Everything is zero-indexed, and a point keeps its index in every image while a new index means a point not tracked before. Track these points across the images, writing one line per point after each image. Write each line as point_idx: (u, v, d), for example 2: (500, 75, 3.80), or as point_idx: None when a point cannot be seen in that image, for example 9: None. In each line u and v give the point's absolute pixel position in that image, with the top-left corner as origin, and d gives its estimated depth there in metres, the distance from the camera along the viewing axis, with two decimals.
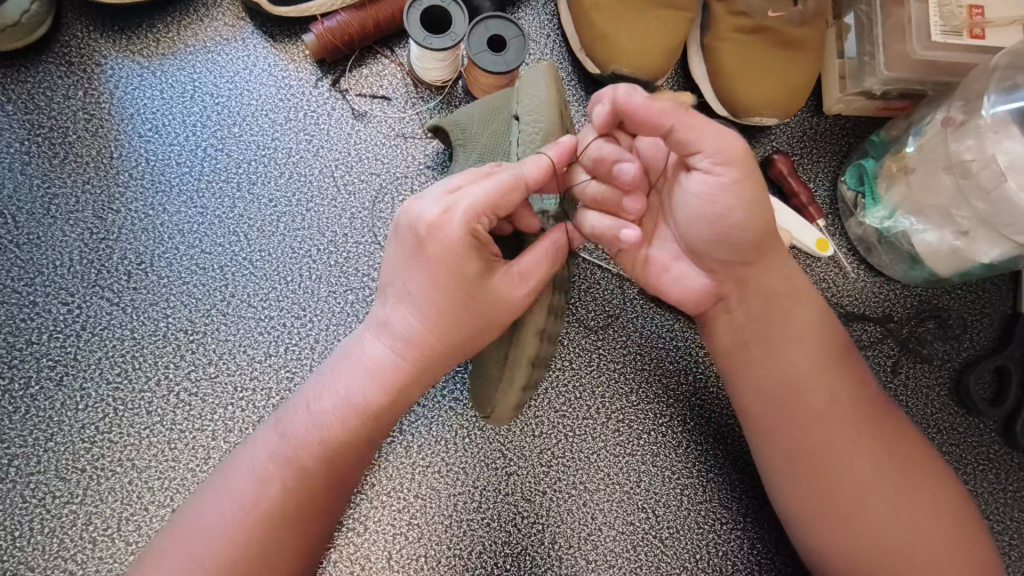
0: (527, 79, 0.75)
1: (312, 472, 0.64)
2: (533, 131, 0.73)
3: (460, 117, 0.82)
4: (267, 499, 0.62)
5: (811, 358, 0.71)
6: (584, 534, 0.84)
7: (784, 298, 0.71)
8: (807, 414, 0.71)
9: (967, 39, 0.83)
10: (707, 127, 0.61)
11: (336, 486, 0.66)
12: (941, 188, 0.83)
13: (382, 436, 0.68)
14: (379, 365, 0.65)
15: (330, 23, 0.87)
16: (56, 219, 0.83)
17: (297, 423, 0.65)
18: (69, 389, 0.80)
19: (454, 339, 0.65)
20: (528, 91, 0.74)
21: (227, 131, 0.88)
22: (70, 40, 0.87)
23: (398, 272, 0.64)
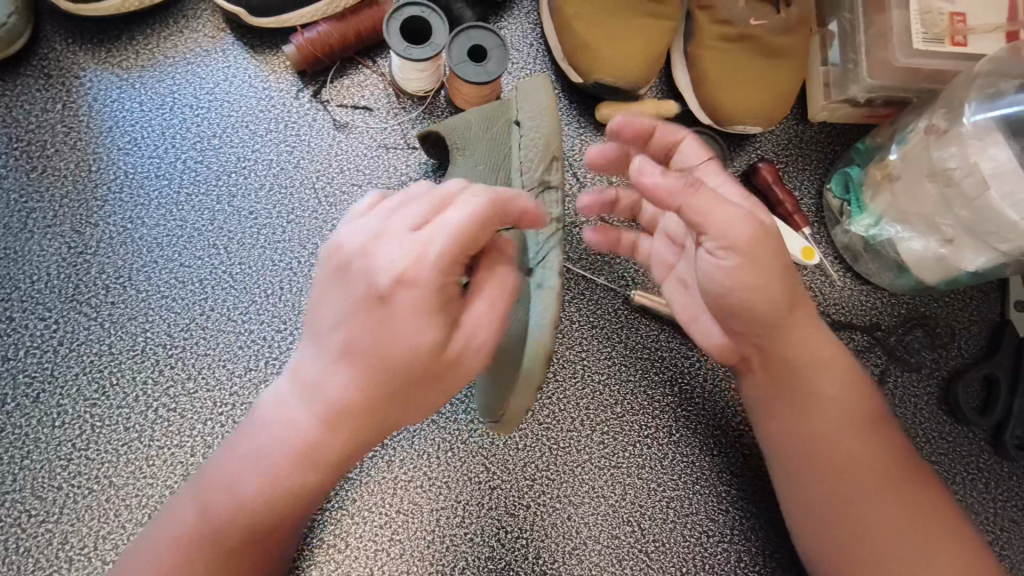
0: (525, 87, 0.77)
1: (262, 514, 0.62)
2: (538, 136, 0.75)
3: (452, 126, 0.80)
4: (189, 558, 0.62)
5: (837, 411, 0.72)
6: (568, 548, 0.83)
7: (812, 357, 0.71)
8: (833, 465, 0.71)
9: (950, 45, 0.83)
10: (716, 210, 0.63)
11: (269, 542, 0.65)
12: (925, 196, 0.82)
13: (332, 479, 0.64)
14: (306, 426, 0.61)
15: (310, 34, 0.87)
16: (33, 234, 0.83)
17: (216, 491, 0.63)
18: (46, 405, 0.79)
19: (387, 410, 0.61)
20: (529, 98, 0.76)
21: (206, 143, 0.87)
22: (49, 53, 0.87)
23: (341, 318, 0.59)
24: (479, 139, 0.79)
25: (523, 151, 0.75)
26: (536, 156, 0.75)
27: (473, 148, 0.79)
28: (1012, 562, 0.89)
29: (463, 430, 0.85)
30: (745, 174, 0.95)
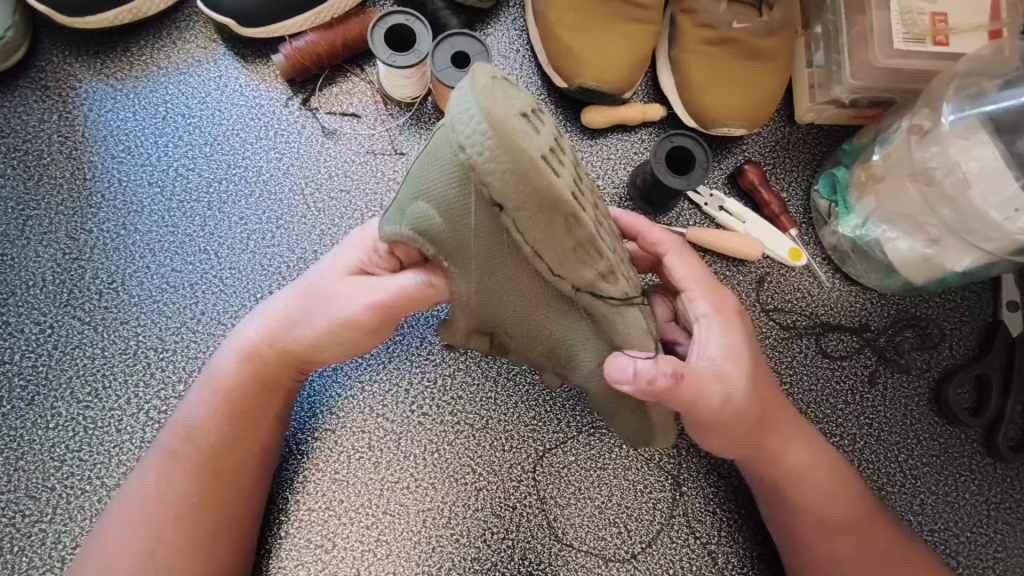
0: (488, 147, 0.55)
1: (200, 446, 0.71)
2: (535, 213, 0.58)
3: (414, 221, 0.64)
4: (168, 493, 0.69)
5: (817, 480, 0.77)
6: (555, 549, 0.83)
7: (788, 451, 0.76)
8: (803, 498, 0.77)
9: (931, 45, 0.84)
10: (729, 334, 0.71)
11: (231, 475, 0.72)
12: (908, 196, 0.82)
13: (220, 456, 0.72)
14: (248, 340, 0.74)
15: (298, 43, 0.88)
16: (29, 241, 0.85)
17: (177, 436, 0.72)
18: (40, 408, 0.81)
19: (206, 442, 0.72)
20: (493, 160, 0.55)
21: (197, 151, 0.89)
22: (46, 65, 0.89)
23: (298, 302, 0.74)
24: (455, 224, 0.62)
25: (526, 235, 0.59)
26: (549, 237, 0.59)
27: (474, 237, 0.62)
28: (1006, 565, 0.87)
29: (450, 431, 0.85)
30: (732, 176, 0.96)
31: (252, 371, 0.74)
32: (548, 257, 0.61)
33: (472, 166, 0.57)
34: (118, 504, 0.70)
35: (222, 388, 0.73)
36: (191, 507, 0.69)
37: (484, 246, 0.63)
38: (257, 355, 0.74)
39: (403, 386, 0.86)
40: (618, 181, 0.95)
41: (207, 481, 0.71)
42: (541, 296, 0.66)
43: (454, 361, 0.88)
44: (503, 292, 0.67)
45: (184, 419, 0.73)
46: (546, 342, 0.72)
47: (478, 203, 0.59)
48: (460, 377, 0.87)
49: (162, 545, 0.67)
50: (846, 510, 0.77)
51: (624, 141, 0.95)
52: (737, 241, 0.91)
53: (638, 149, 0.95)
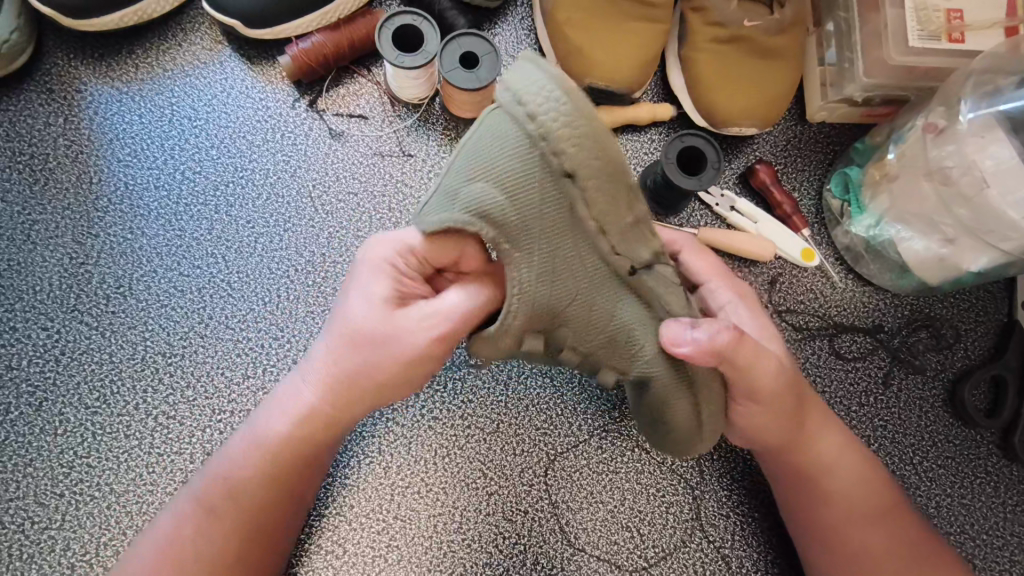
0: (562, 115, 0.58)
1: (231, 484, 0.71)
2: (603, 180, 0.60)
3: (471, 202, 0.62)
4: (192, 530, 0.69)
5: (850, 473, 0.76)
6: (567, 554, 0.82)
7: (819, 442, 0.76)
8: (836, 492, 0.76)
9: (946, 42, 0.82)
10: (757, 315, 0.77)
11: (258, 513, 0.71)
12: (923, 195, 0.81)
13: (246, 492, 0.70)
14: (305, 402, 0.72)
15: (304, 44, 0.88)
16: (36, 245, 0.84)
17: (208, 477, 0.72)
18: (48, 414, 0.80)
19: (230, 479, 0.71)
20: (567, 126, 0.58)
21: (205, 154, 0.89)
22: (51, 68, 0.88)
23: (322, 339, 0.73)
24: (517, 201, 0.62)
25: (592, 207, 0.61)
26: (613, 210, 0.62)
27: (533, 220, 0.63)
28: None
29: (460, 435, 0.85)
30: (742, 176, 0.95)
31: (300, 437, 0.71)
32: (612, 236, 0.63)
33: (543, 135, 0.59)
34: (147, 537, 0.70)
35: (266, 445, 0.71)
36: (227, 562, 0.69)
37: (549, 223, 0.63)
38: (309, 420, 0.71)
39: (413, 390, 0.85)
40: None
41: (244, 537, 0.70)
42: (597, 279, 0.66)
43: (463, 364, 0.87)
44: (561, 277, 0.66)
45: (221, 473, 0.71)
46: (603, 334, 0.69)
47: (544, 176, 0.61)
48: (471, 381, 0.86)
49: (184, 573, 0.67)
50: (878, 504, 0.76)
51: (633, 141, 0.94)
52: (748, 241, 0.90)
53: (648, 149, 0.94)
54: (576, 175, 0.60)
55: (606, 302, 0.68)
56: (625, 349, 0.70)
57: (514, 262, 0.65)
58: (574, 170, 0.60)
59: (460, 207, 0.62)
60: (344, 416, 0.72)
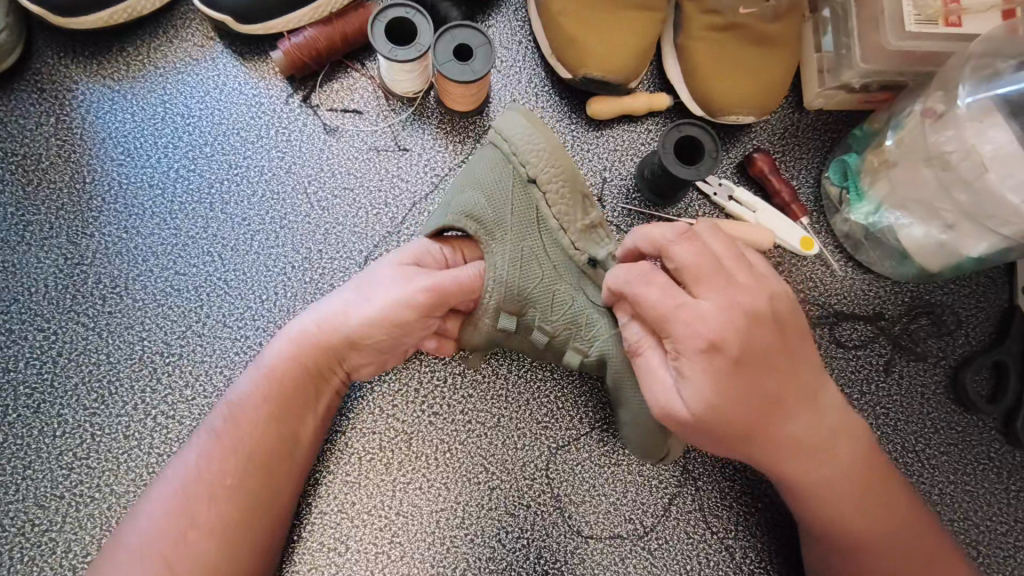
0: (529, 137, 0.76)
1: (248, 437, 0.69)
2: (563, 186, 0.76)
3: (458, 206, 0.75)
4: (206, 479, 0.67)
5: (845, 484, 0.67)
6: (570, 547, 0.82)
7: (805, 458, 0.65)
8: (826, 504, 0.69)
9: (943, 26, 0.81)
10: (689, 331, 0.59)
11: (265, 477, 0.69)
12: (922, 181, 0.81)
13: (258, 451, 0.69)
14: (317, 336, 0.73)
15: (296, 39, 0.87)
16: (30, 246, 0.84)
17: (225, 423, 0.70)
18: (46, 416, 0.80)
19: (243, 434, 0.69)
20: (534, 145, 0.76)
21: (198, 151, 0.88)
22: (41, 67, 0.88)
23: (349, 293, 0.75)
24: (496, 199, 0.75)
25: (552, 207, 0.76)
26: (571, 212, 0.76)
27: (506, 219, 0.75)
28: None
29: (461, 430, 0.84)
30: (740, 165, 0.94)
31: (307, 365, 0.73)
32: (573, 233, 0.76)
33: (514, 154, 0.76)
34: (156, 494, 0.67)
35: (271, 375, 0.72)
36: (232, 494, 0.67)
37: (518, 220, 0.75)
38: (312, 350, 0.73)
39: (413, 385, 0.85)
40: (625, 173, 0.93)
41: (249, 465, 0.69)
42: (560, 269, 0.76)
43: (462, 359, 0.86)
44: (529, 263, 0.74)
45: (231, 400, 0.71)
46: (566, 316, 0.74)
47: (515, 181, 0.76)
48: (470, 376, 0.86)
49: (189, 531, 0.65)
50: (876, 514, 0.69)
51: (630, 132, 0.93)
52: (751, 226, 0.87)
53: (645, 140, 0.93)
54: (539, 180, 0.75)
55: (570, 287, 0.75)
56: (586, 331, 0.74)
57: (493, 249, 0.74)
58: (536, 176, 0.75)
59: (454, 208, 0.75)
60: (352, 353, 0.74)
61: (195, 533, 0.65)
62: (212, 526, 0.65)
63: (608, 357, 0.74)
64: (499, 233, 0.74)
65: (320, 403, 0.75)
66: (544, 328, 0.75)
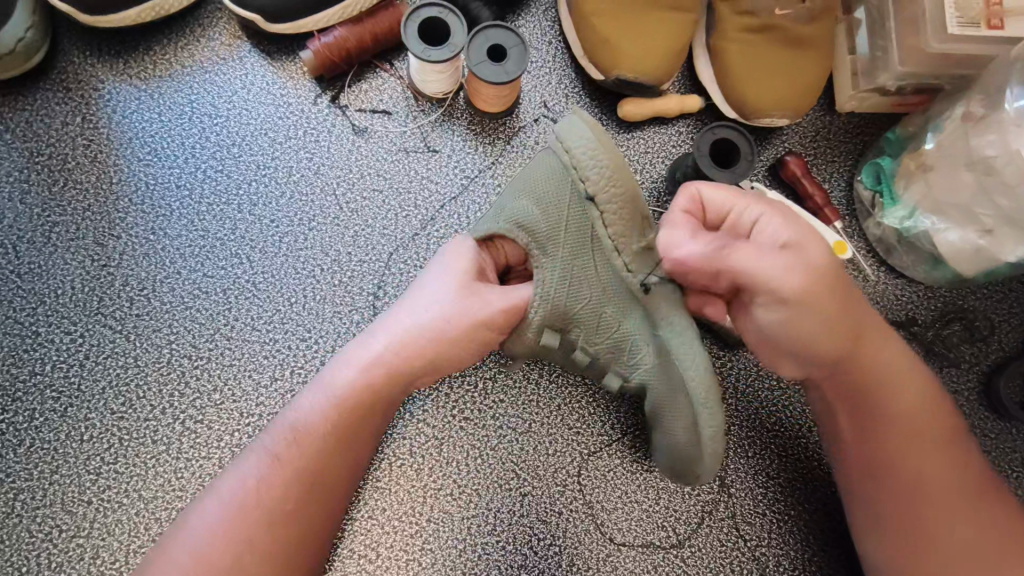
0: (590, 148, 0.70)
1: (310, 455, 0.68)
2: (620, 208, 0.71)
3: (511, 216, 0.74)
4: (259, 503, 0.66)
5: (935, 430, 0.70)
6: (602, 555, 0.81)
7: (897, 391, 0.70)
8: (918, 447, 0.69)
9: (986, 29, 0.80)
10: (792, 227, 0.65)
11: (319, 496, 0.69)
12: (962, 185, 0.79)
13: (320, 471, 0.69)
14: (380, 357, 0.71)
15: (326, 38, 0.86)
16: (56, 248, 0.82)
17: (284, 444, 0.69)
18: (73, 420, 0.79)
19: (312, 447, 0.69)
20: (596, 161, 0.70)
21: (226, 152, 0.87)
22: (67, 66, 0.86)
23: (411, 304, 0.73)
24: (550, 217, 0.73)
25: (609, 227, 0.71)
26: (626, 231, 0.71)
27: (558, 236, 0.73)
28: None
29: (492, 436, 0.83)
30: (772, 169, 0.93)
31: (373, 389, 0.71)
32: (626, 254, 0.72)
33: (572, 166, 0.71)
34: (205, 515, 0.66)
35: (342, 400, 0.70)
36: (286, 519, 0.66)
37: (570, 237, 0.73)
38: (388, 373, 0.72)
39: (443, 390, 0.84)
40: (656, 176, 0.92)
41: (304, 484, 0.68)
42: (608, 289, 0.73)
43: (493, 364, 0.85)
44: (576, 286, 0.73)
45: (293, 423, 0.70)
46: (610, 339, 0.74)
47: (572, 196, 0.72)
48: (502, 381, 0.85)
49: (240, 560, 0.63)
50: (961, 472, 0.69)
51: (661, 133, 0.92)
52: None
53: (676, 142, 0.92)
54: (597, 201, 0.71)
55: (616, 311, 0.73)
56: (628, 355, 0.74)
57: (541, 265, 0.73)
58: (595, 194, 0.71)
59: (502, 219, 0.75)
60: (420, 375, 0.73)
61: (246, 558, 0.63)
62: (266, 548, 0.65)
63: (648, 386, 0.73)
64: (547, 250, 0.73)
65: (381, 424, 0.74)
66: (588, 350, 0.76)
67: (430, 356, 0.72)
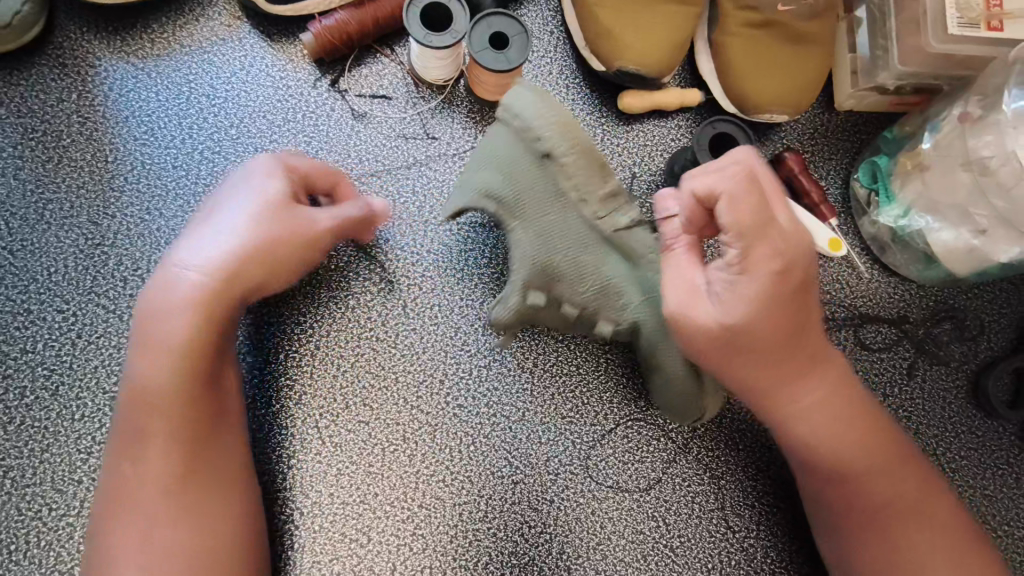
0: (539, 113, 0.73)
1: (184, 418, 0.67)
2: (577, 160, 0.74)
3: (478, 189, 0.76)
4: (158, 491, 0.65)
5: (875, 450, 0.72)
6: (592, 544, 0.82)
7: (830, 416, 0.72)
8: (858, 471, 0.72)
9: (985, 31, 0.80)
10: (774, 226, 0.63)
11: (224, 466, 0.69)
12: (958, 185, 0.80)
13: (207, 430, 0.68)
14: (204, 285, 0.70)
15: (327, 21, 0.85)
16: (50, 225, 0.82)
17: (148, 420, 0.66)
18: (64, 399, 0.78)
19: (178, 415, 0.67)
20: (540, 120, 0.73)
21: (223, 133, 0.86)
22: (63, 41, 0.85)
23: (234, 226, 0.72)
24: (510, 181, 0.75)
25: (569, 180, 0.74)
26: (590, 182, 0.74)
27: (521, 205, 0.75)
28: None
29: (485, 423, 0.83)
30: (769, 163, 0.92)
31: (216, 317, 0.70)
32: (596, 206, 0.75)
33: (527, 128, 0.74)
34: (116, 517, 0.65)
35: (183, 348, 0.68)
36: (192, 494, 0.66)
37: (533, 200, 0.75)
38: (212, 315, 0.70)
39: (438, 376, 0.84)
40: (655, 168, 0.91)
41: (200, 458, 0.67)
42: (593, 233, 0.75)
43: (488, 351, 0.85)
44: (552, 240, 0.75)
45: (144, 390, 0.67)
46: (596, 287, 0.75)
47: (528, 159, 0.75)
48: (496, 369, 0.85)
49: (169, 550, 0.63)
50: (907, 490, 0.72)
51: (660, 127, 0.92)
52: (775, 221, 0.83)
53: (675, 136, 0.92)
54: (553, 156, 0.73)
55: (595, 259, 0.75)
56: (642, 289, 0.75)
57: (512, 231, 0.77)
58: (551, 152, 0.73)
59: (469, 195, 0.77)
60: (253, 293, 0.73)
61: (172, 546, 0.64)
62: (185, 537, 0.64)
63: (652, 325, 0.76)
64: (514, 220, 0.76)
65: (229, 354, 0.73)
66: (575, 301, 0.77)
67: (252, 282, 0.72)
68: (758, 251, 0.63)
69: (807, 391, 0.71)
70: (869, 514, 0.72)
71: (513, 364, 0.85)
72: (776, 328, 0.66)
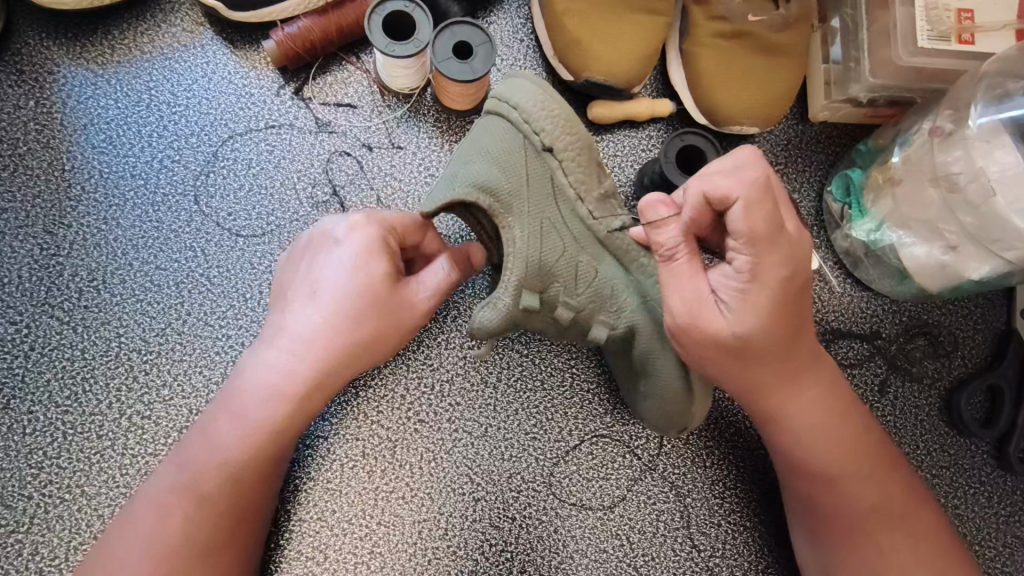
0: (538, 101, 0.72)
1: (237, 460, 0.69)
2: (578, 154, 0.73)
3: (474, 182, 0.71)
4: (182, 525, 0.67)
5: (863, 457, 0.72)
6: (554, 562, 0.80)
7: (821, 420, 0.71)
8: (844, 479, 0.71)
9: (956, 44, 0.79)
10: (784, 230, 0.62)
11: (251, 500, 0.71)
12: (927, 201, 0.79)
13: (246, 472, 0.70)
14: (317, 337, 0.72)
15: (290, 29, 0.84)
16: (5, 234, 0.80)
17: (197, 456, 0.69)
18: (16, 412, 0.77)
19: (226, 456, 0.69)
20: (541, 106, 0.72)
21: (184, 141, 0.85)
22: (22, 48, 0.84)
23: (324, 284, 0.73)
24: (508, 172, 0.71)
25: (570, 175, 0.73)
26: (586, 179, 0.74)
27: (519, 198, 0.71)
28: None
29: (447, 439, 0.82)
30: None
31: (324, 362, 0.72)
32: (591, 203, 0.74)
33: (524, 121, 0.72)
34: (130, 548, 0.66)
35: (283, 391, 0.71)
36: (212, 529, 0.68)
37: (531, 194, 0.72)
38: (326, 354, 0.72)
39: (399, 391, 0.83)
40: (625, 179, 0.90)
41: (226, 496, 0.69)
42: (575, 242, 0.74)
43: (451, 366, 0.84)
44: (547, 237, 0.72)
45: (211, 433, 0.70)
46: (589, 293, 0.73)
47: (530, 151, 0.72)
48: (458, 383, 0.84)
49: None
50: (893, 501, 0.72)
51: (631, 137, 0.91)
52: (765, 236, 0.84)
53: (646, 146, 0.91)
54: (554, 149, 0.72)
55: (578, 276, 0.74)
56: (611, 300, 0.74)
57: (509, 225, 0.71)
58: (552, 145, 0.72)
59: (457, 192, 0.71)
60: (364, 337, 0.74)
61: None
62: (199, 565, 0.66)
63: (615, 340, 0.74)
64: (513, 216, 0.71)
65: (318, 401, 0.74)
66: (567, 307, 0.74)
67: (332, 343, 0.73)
68: (768, 260, 0.62)
69: (799, 393, 0.70)
70: (844, 524, 0.71)
71: (476, 379, 0.84)
72: (770, 329, 0.65)
